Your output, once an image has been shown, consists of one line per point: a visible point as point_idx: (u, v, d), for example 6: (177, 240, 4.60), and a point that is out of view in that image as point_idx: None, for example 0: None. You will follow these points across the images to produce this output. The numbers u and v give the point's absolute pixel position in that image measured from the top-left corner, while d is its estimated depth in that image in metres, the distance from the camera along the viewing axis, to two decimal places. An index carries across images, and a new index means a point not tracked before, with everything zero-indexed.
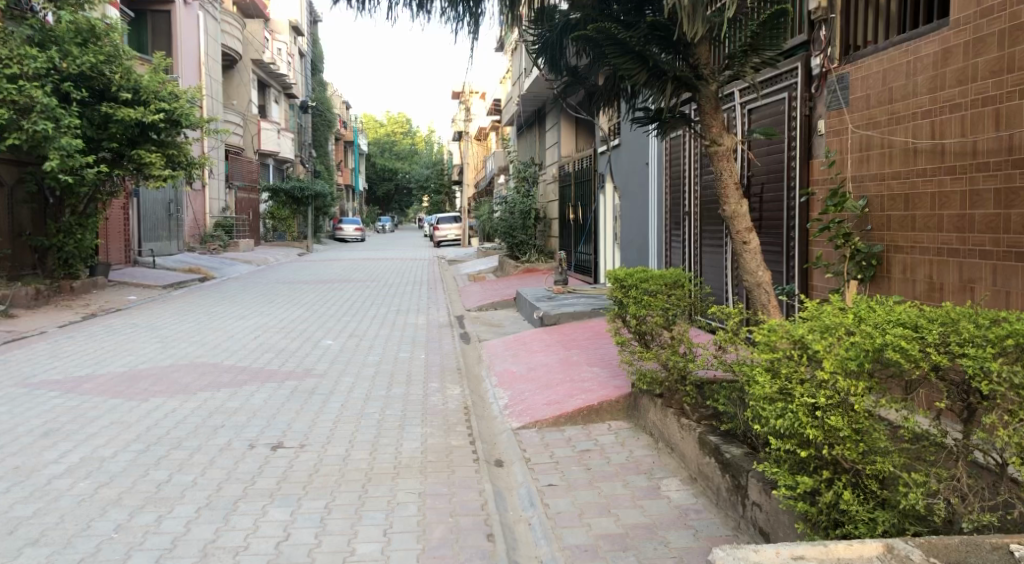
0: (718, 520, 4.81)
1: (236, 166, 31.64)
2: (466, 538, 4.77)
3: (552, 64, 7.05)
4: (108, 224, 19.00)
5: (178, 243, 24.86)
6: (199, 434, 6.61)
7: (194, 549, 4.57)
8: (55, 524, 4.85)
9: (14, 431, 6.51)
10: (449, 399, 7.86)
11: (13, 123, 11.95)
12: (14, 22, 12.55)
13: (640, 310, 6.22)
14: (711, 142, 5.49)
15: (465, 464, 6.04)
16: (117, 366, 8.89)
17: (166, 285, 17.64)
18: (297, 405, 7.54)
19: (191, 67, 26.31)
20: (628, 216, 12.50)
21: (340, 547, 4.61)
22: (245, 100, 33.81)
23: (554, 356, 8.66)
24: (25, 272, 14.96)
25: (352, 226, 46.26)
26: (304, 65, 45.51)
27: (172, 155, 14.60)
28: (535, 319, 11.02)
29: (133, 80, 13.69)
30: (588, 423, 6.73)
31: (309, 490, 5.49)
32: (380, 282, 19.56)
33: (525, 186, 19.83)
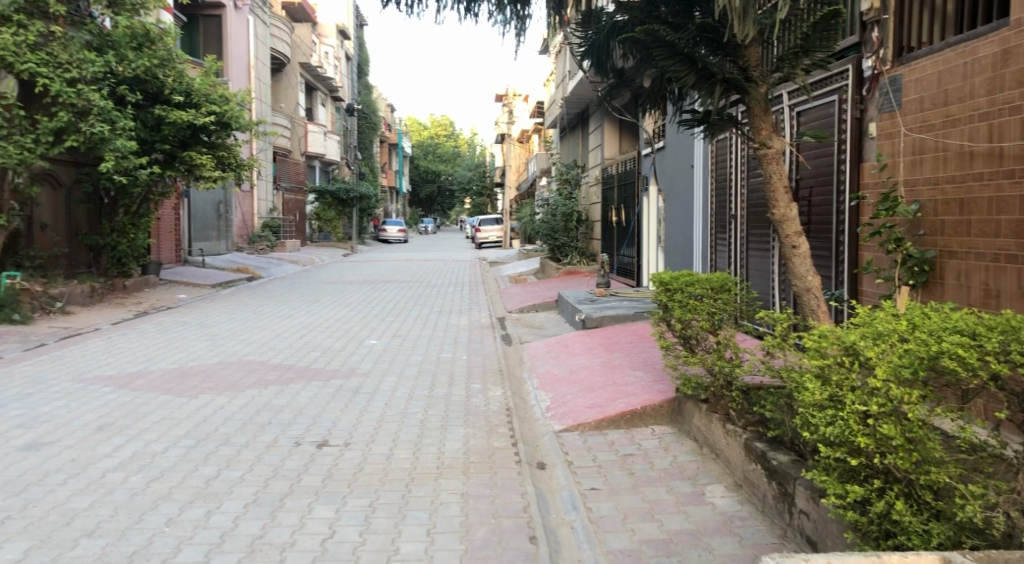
0: (764, 528, 4.75)
1: (282, 167, 32.12)
2: (509, 540, 4.78)
3: (598, 66, 7.04)
4: (160, 224, 19.44)
5: (227, 243, 25.33)
6: (247, 431, 6.73)
7: (242, 544, 4.65)
8: (109, 516, 4.97)
9: (70, 425, 6.69)
10: (491, 400, 7.89)
11: (71, 125, 12.31)
12: (74, 27, 12.88)
13: (685, 314, 6.17)
14: (760, 144, 5.44)
15: (507, 465, 6.05)
16: (167, 363, 9.09)
17: (214, 284, 18.00)
18: (342, 404, 7.64)
19: (241, 71, 26.77)
20: (672, 219, 12.42)
21: (384, 546, 4.65)
22: (293, 103, 34.33)
23: (596, 359, 8.63)
24: (80, 270, 15.38)
25: (396, 228, 46.67)
26: (351, 69, 46.07)
27: (222, 156, 14.91)
28: (576, 322, 11.03)
29: (185, 84, 14.05)
30: (630, 427, 6.70)
31: (354, 488, 5.55)
32: (423, 283, 19.70)
33: (566, 189, 19.37)
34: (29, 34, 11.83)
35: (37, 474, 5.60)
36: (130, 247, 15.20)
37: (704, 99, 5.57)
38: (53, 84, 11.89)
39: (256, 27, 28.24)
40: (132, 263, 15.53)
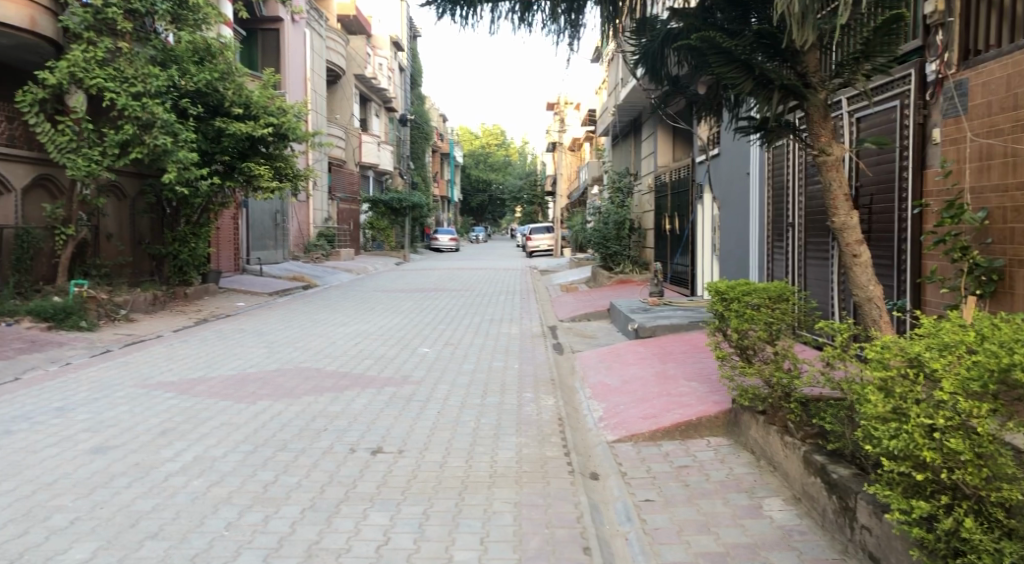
0: (824, 543, 4.64)
1: (337, 177, 32.64)
2: (563, 550, 4.76)
3: (653, 73, 6.99)
4: (220, 233, 19.91)
5: (284, 251, 25.81)
6: (303, 438, 6.83)
7: (300, 549, 4.71)
8: (171, 519, 5.09)
9: (134, 429, 6.87)
10: (543, 409, 7.87)
11: (136, 138, 12.68)
12: (139, 43, 13.27)
13: (742, 324, 6.07)
14: (820, 151, 5.33)
15: (560, 475, 6.03)
16: (227, 370, 9.28)
17: (271, 291, 18.35)
18: (396, 411, 7.70)
19: (297, 83, 27.31)
20: (728, 227, 12.27)
21: (438, 554, 4.67)
22: (347, 114, 34.85)
23: (650, 369, 8.55)
24: (143, 278, 15.83)
25: (447, 236, 46.95)
26: (404, 80, 46.66)
27: (279, 167, 15.21)
28: (629, 331, 10.94)
29: (244, 96, 14.38)
30: (685, 438, 6.62)
31: (408, 496, 5.59)
32: (474, 291, 19.80)
33: (619, 196, 19.19)
34: (97, 50, 12.39)
35: (103, 477, 5.77)
36: (191, 256, 15.59)
37: (761, 105, 5.48)
38: (119, 98, 12.27)
39: (312, 40, 28.80)
40: (193, 271, 15.92)
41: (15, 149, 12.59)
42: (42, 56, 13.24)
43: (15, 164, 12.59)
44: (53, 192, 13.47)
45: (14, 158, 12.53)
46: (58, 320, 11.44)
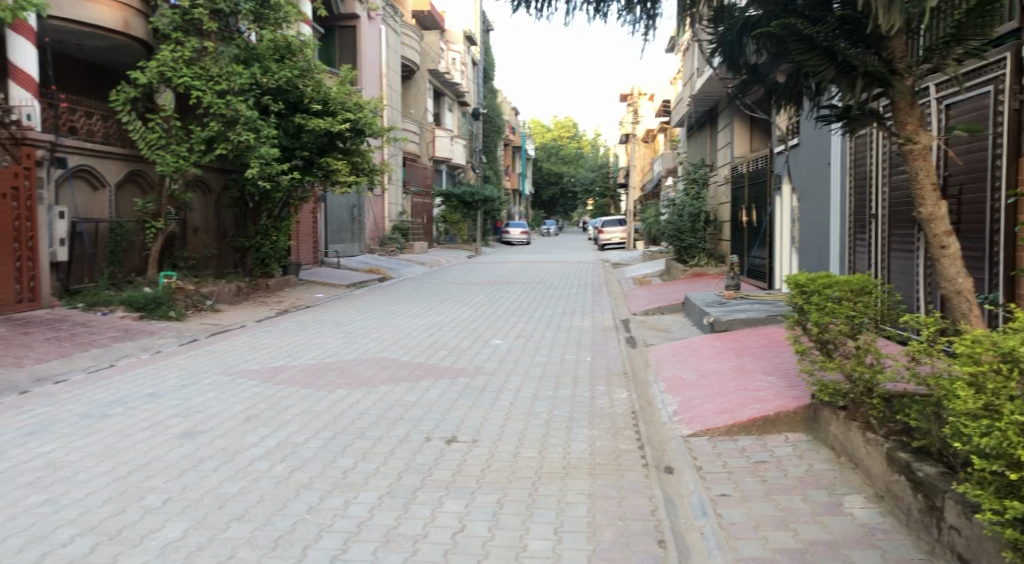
0: (909, 542, 4.51)
1: (411, 172, 33.10)
2: (637, 542, 4.74)
3: (731, 63, 6.86)
4: (300, 227, 20.44)
5: (360, 245, 26.33)
6: (381, 426, 6.98)
7: (378, 534, 4.82)
8: (256, 502, 5.27)
9: (221, 415, 7.14)
10: (617, 402, 7.84)
11: (221, 134, 13.13)
12: (224, 42, 13.70)
13: (822, 318, 5.92)
14: (906, 139, 5.14)
15: (634, 468, 6.00)
16: (307, 359, 9.54)
17: (348, 284, 18.76)
18: (470, 402, 7.81)
19: (373, 78, 27.79)
20: (807, 218, 11.96)
21: (513, 542, 4.72)
22: (421, 109, 35.30)
23: (726, 363, 8.43)
24: (227, 270, 16.42)
25: (519, 230, 47.05)
26: (478, 74, 46.94)
27: (356, 162, 15.47)
28: (704, 325, 10.77)
29: (322, 93, 14.68)
30: (762, 434, 6.52)
31: (482, 484, 5.66)
32: (546, 284, 19.85)
33: (694, 188, 19.29)
34: (185, 50, 12.88)
35: (192, 460, 6.01)
36: (272, 249, 16.03)
37: (844, 93, 5.38)
38: (205, 96, 12.71)
39: (388, 36, 29.25)
40: (275, 264, 16.36)
41: (110, 146, 13.12)
42: (133, 56, 14.05)
43: (109, 161, 13.12)
44: (144, 187, 14.05)
45: (109, 155, 13.05)
46: (148, 310, 11.94)
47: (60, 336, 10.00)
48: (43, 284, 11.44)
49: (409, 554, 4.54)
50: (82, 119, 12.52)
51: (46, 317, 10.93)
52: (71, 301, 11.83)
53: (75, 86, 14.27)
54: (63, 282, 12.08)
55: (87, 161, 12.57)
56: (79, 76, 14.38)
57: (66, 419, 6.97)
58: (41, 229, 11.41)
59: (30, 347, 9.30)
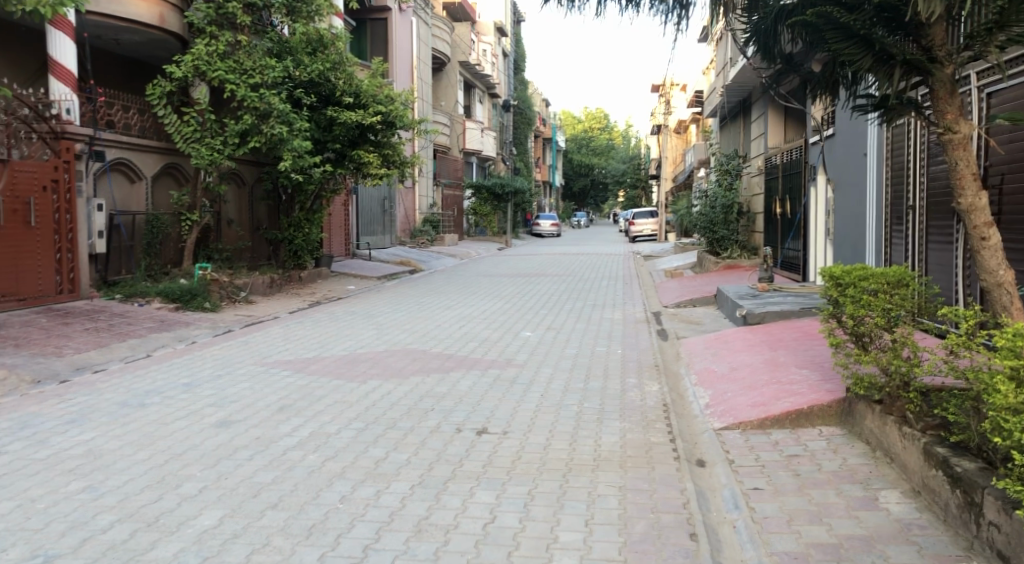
0: (946, 538, 4.44)
1: (441, 164, 33.17)
2: (669, 535, 4.73)
3: (765, 51, 6.73)
4: (332, 219, 20.60)
5: (391, 237, 26.48)
6: (412, 417, 7.03)
7: (409, 523, 4.86)
8: (291, 491, 5.34)
9: (255, 405, 7.24)
10: (648, 395, 7.81)
11: (255, 128, 13.23)
12: (257, 36, 14.02)
13: (858, 310, 5.82)
14: (946, 129, 5.02)
15: (665, 461, 5.97)
16: (339, 350, 9.63)
17: (379, 275, 18.88)
18: (500, 393, 7.83)
19: (405, 71, 27.92)
20: (843, 209, 11.77)
21: (544, 534, 4.72)
22: (452, 101, 35.36)
23: (759, 356, 8.35)
24: (260, 262, 16.62)
25: (550, 222, 46.94)
26: (508, 65, 46.88)
27: (387, 155, 15.47)
28: (737, 318, 10.68)
29: (354, 85, 14.70)
30: (796, 428, 6.45)
31: (513, 475, 5.68)
32: (577, 277, 19.82)
33: (727, 179, 19.00)
34: (219, 44, 13.04)
35: (227, 450, 6.10)
36: (305, 241, 16.18)
37: (881, 82, 5.25)
38: (239, 89, 12.83)
39: (418, 28, 29.34)
40: (307, 256, 16.51)
41: (146, 140, 13.30)
42: (169, 51, 14.26)
43: (146, 154, 13.29)
44: (179, 180, 14.25)
45: (145, 148, 13.23)
46: (184, 302, 12.11)
47: (99, 326, 10.19)
48: (82, 275, 11.66)
49: (441, 544, 4.57)
50: (118, 113, 12.70)
51: (85, 308, 11.14)
52: (109, 292, 12.04)
53: (112, 80, 14.51)
54: (101, 273, 12.29)
55: (124, 155, 12.76)
56: (117, 71, 14.61)
57: (105, 408, 7.11)
58: (80, 221, 11.61)
59: (70, 337, 9.50)
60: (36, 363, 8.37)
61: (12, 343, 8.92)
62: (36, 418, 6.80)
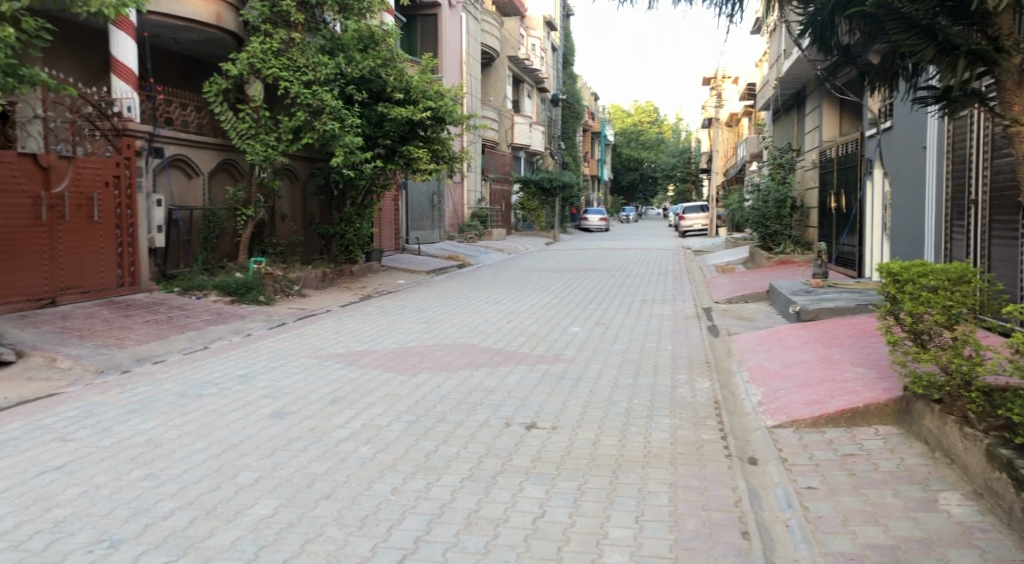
0: (1010, 542, 4.32)
1: (490, 159, 33.27)
2: (720, 533, 4.68)
3: (821, 43, 6.60)
4: (382, 214, 20.83)
5: (440, 232, 26.65)
6: (461, 410, 7.07)
7: (459, 516, 4.90)
8: (343, 482, 5.42)
9: (308, 397, 7.37)
10: (699, 392, 7.74)
11: (307, 124, 13.44)
12: (310, 33, 14.17)
13: (917, 308, 5.69)
14: (1011, 122, 4.80)
15: (717, 459, 5.91)
16: (389, 344, 9.74)
17: (428, 270, 19.02)
18: (549, 388, 7.84)
19: (454, 66, 28.03)
20: (901, 204, 11.49)
21: (594, 530, 4.72)
22: (501, 96, 35.44)
23: (813, 354, 8.21)
24: (313, 257, 16.87)
25: (598, 217, 46.65)
26: (557, 59, 46.69)
27: (437, 150, 15.56)
28: (790, 315, 10.52)
29: (404, 81, 14.79)
30: (851, 426, 6.33)
31: (563, 471, 5.68)
32: (625, 272, 19.71)
33: (780, 173, 18.85)
34: (273, 42, 13.32)
35: (282, 440, 6.22)
36: (356, 236, 16.37)
37: (944, 74, 5.10)
38: (293, 86, 13.16)
39: (468, 23, 29.38)
40: (359, 251, 16.72)
41: (203, 136, 13.58)
42: (225, 48, 14.54)
43: (203, 150, 13.57)
44: (235, 175, 14.53)
45: (202, 145, 13.51)
46: (240, 295, 12.38)
47: (159, 319, 10.46)
48: (142, 268, 11.98)
49: (491, 538, 4.60)
50: (177, 110, 12.98)
51: (144, 301, 11.45)
52: (168, 286, 12.36)
53: (171, 78, 14.87)
54: (161, 267, 12.61)
55: (183, 151, 13.04)
56: (176, 69, 14.96)
57: (164, 399, 7.30)
58: (140, 216, 11.92)
59: (131, 329, 9.77)
60: (99, 354, 8.63)
61: (76, 334, 9.20)
62: (100, 407, 7.02)
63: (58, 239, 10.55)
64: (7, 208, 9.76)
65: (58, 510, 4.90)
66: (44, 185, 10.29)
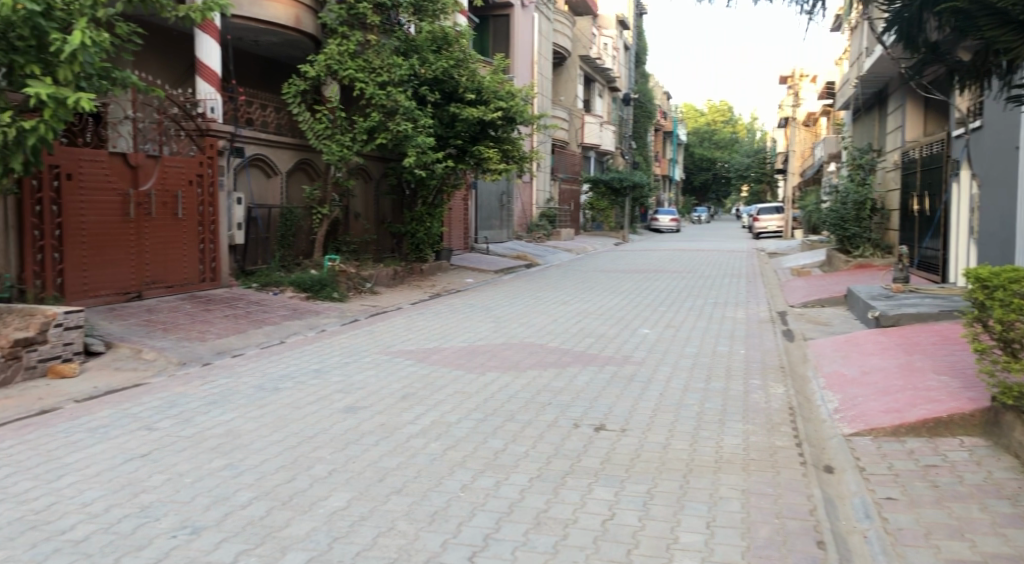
0: None
1: (559, 159, 33.24)
2: (795, 542, 4.57)
3: (908, 40, 6.39)
4: (452, 213, 21.04)
5: (509, 231, 26.77)
6: (530, 410, 7.08)
7: (528, 515, 4.91)
8: (414, 477, 5.50)
9: (380, 392, 7.49)
10: (773, 397, 7.57)
11: (381, 125, 13.67)
12: (385, 35, 14.42)
13: (1008, 315, 5.42)
14: None
15: (791, 466, 5.78)
16: (458, 342, 9.81)
17: (497, 269, 19.12)
18: (618, 390, 7.79)
19: (525, 66, 28.09)
20: (991, 207, 11.03)
21: (664, 534, 4.67)
22: (572, 95, 35.37)
23: (893, 360, 7.95)
24: (384, 255, 17.13)
25: (668, 217, 46.15)
26: (630, 58, 46.35)
27: (507, 150, 15.60)
28: (869, 320, 10.21)
29: (476, 82, 14.83)
30: (934, 436, 6.11)
31: (632, 474, 5.64)
32: (696, 273, 19.45)
33: (860, 174, 18.34)
34: (350, 44, 13.61)
35: (355, 435, 6.34)
36: (426, 235, 16.57)
37: None
38: (368, 87, 13.42)
39: (540, 23, 29.41)
40: (429, 249, 16.92)
41: (282, 136, 13.94)
42: (303, 50, 14.88)
43: (281, 150, 13.92)
44: (311, 175, 14.89)
45: (281, 144, 13.87)
46: (315, 291, 12.68)
47: (237, 313, 10.77)
48: (222, 264, 12.38)
49: (560, 538, 4.60)
50: (257, 111, 13.35)
51: (224, 296, 11.82)
52: (246, 281, 12.73)
53: (251, 79, 15.28)
54: (240, 264, 12.99)
55: (262, 151, 13.40)
56: (255, 71, 15.38)
57: (242, 391, 7.52)
58: (222, 213, 12.33)
59: (212, 323, 10.09)
60: (182, 347, 8.94)
61: (160, 327, 9.55)
62: (182, 398, 7.28)
63: (144, 236, 10.97)
64: (98, 205, 10.18)
65: (144, 496, 5.10)
66: (132, 183, 10.70)
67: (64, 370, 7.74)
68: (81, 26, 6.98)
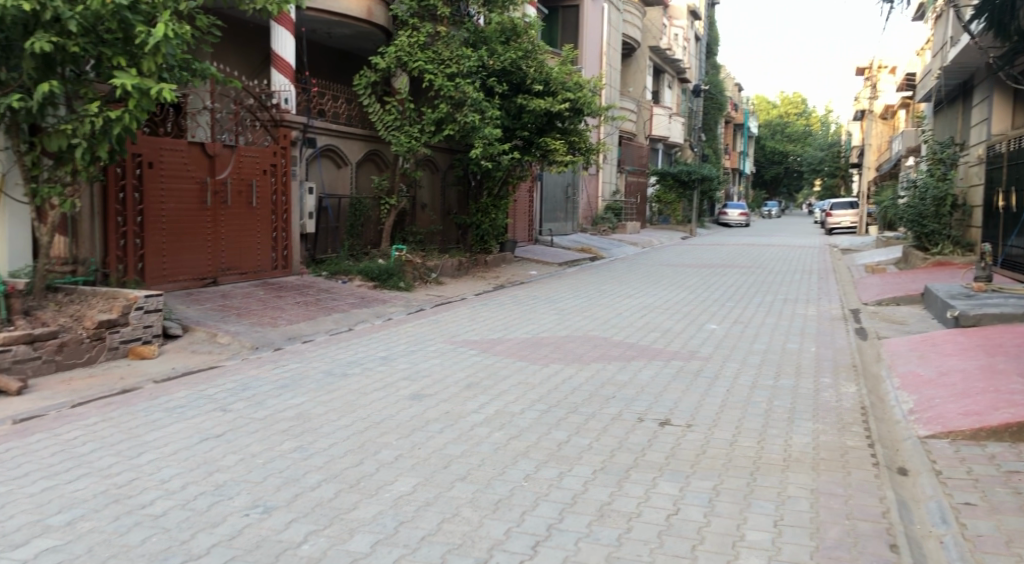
0: None
1: (626, 150, 32.97)
2: (866, 544, 4.46)
3: (999, 28, 6.11)
4: (518, 205, 21.08)
5: (574, 224, 26.72)
6: (594, 402, 7.07)
7: (592, 507, 4.90)
8: (478, 465, 5.54)
9: (445, 381, 7.57)
10: (844, 396, 7.39)
11: (449, 116, 13.79)
12: (455, 26, 14.61)
13: None
14: None
15: (863, 467, 5.63)
16: (522, 333, 9.84)
17: (562, 262, 19.10)
18: (683, 385, 7.70)
19: (594, 58, 27.91)
20: None
21: (730, 530, 4.61)
22: (641, 87, 35.01)
23: (973, 362, 7.66)
24: (450, 246, 17.29)
25: (737, 211, 45.41)
26: (700, 49, 45.63)
27: (573, 142, 15.52)
28: (947, 319, 9.86)
29: (545, 73, 14.75)
30: (1016, 442, 5.88)
31: (697, 469, 5.57)
32: (765, 268, 19.10)
33: (940, 168, 17.74)
34: (420, 35, 13.85)
35: (420, 422, 6.41)
36: (491, 226, 16.64)
37: None
38: (437, 78, 13.51)
39: (610, 13, 29.16)
40: (493, 241, 17.01)
41: (352, 127, 14.15)
42: (374, 42, 15.09)
43: (352, 141, 14.14)
44: (380, 165, 15.09)
45: (352, 135, 14.09)
46: (382, 280, 12.87)
47: (307, 301, 11.01)
48: (293, 253, 12.67)
49: (624, 531, 4.58)
50: (330, 102, 13.57)
51: (295, 283, 12.10)
52: (316, 269, 13.00)
53: (323, 72, 15.57)
54: (310, 252, 13.27)
55: (333, 141, 13.63)
56: (327, 63, 15.66)
57: (312, 376, 7.68)
58: (294, 203, 12.59)
59: (283, 309, 10.34)
60: (254, 332, 9.18)
61: (235, 312, 9.83)
62: (254, 381, 7.47)
63: (220, 224, 11.30)
64: (177, 193, 10.51)
65: (219, 475, 5.26)
66: (209, 172, 11.01)
67: (143, 352, 8.03)
68: (165, 18, 7.23)
